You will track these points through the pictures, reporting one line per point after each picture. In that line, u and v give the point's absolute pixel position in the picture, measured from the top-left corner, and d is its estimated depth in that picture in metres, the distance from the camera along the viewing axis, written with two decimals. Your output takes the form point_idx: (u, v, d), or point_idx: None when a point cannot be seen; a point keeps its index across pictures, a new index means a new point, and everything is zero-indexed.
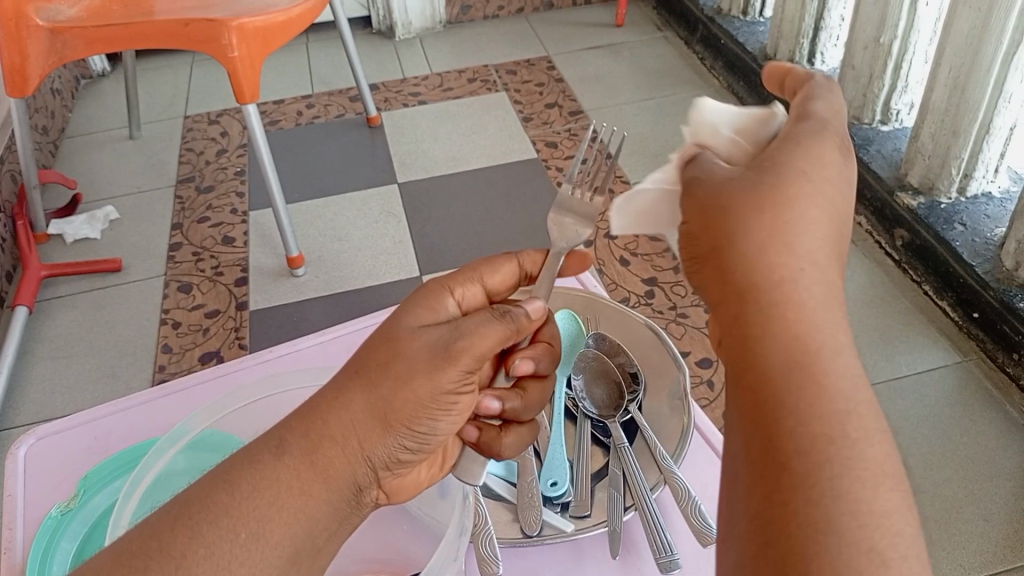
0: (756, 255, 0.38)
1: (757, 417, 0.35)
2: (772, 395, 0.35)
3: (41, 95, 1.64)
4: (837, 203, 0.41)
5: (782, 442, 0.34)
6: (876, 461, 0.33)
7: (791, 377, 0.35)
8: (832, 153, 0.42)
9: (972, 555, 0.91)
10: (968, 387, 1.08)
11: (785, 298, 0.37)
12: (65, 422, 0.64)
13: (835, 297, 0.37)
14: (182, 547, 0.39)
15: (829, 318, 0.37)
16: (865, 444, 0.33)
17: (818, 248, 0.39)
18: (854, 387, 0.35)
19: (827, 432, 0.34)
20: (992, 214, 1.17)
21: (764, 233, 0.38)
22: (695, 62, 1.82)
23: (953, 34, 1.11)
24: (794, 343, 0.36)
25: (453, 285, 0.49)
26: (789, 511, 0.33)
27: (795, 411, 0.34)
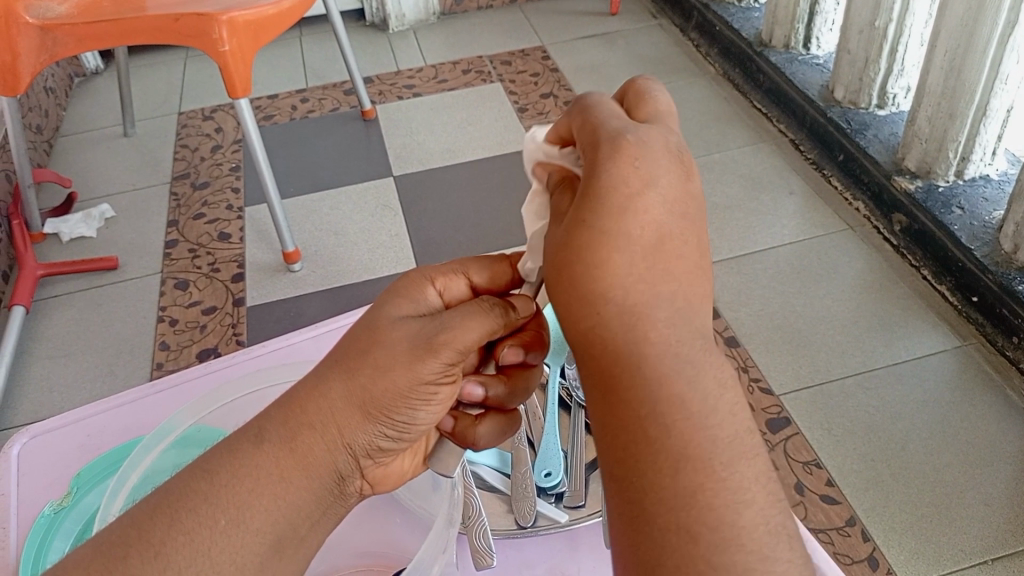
0: (578, 285, 0.39)
1: (602, 427, 0.38)
2: (609, 405, 0.38)
3: (35, 94, 1.63)
4: (676, 209, 0.40)
5: (619, 445, 0.37)
6: (693, 449, 0.36)
7: (617, 390, 0.38)
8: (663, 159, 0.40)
9: (973, 539, 0.90)
10: (966, 371, 1.08)
11: (601, 322, 0.38)
12: (58, 421, 0.64)
13: (664, 300, 0.38)
14: (165, 532, 0.41)
15: (655, 324, 0.38)
16: (680, 437, 0.36)
17: (641, 256, 0.38)
18: (675, 385, 0.37)
19: (645, 434, 0.36)
20: (990, 197, 1.16)
21: (582, 261, 0.39)
22: (691, 49, 1.81)
23: (949, 15, 1.10)
24: (618, 359, 0.38)
25: (436, 276, 0.50)
26: (628, 505, 0.36)
27: (624, 418, 0.37)
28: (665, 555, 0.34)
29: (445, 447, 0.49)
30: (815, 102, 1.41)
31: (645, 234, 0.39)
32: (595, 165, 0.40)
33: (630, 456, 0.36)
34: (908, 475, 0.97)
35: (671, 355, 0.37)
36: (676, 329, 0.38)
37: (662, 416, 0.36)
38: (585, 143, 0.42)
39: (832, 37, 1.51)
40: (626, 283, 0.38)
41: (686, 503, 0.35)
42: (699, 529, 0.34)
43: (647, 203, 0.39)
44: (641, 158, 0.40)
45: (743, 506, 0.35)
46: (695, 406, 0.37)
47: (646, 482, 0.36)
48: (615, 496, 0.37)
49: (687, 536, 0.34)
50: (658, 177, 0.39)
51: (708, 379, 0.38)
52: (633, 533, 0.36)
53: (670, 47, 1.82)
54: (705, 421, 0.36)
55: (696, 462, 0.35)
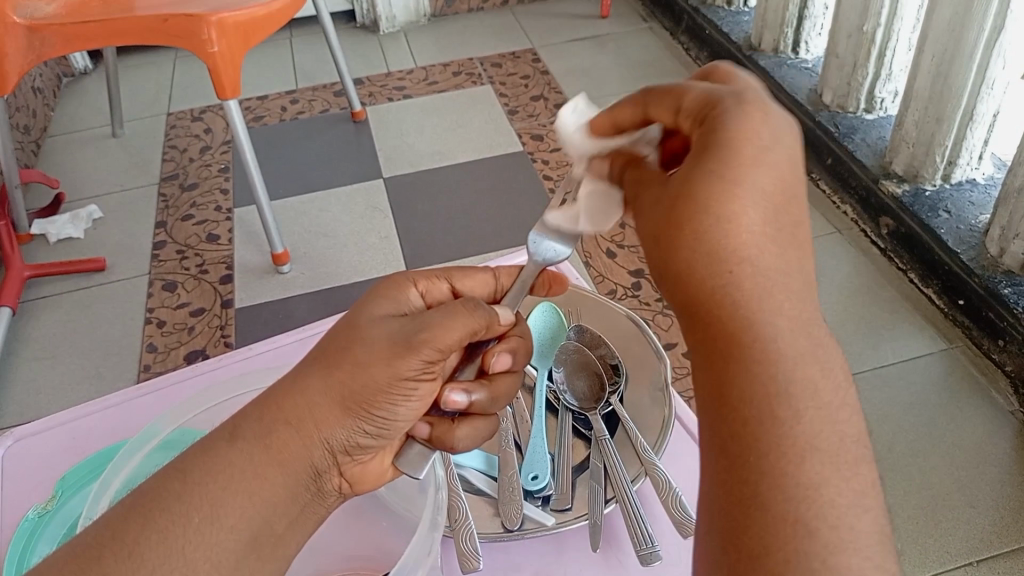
0: (705, 241, 0.39)
1: (717, 398, 0.38)
2: (728, 374, 0.37)
3: (22, 94, 1.62)
4: (791, 184, 0.40)
5: (737, 420, 0.37)
6: (820, 440, 0.36)
7: (741, 360, 0.37)
8: (788, 135, 0.41)
9: (960, 542, 0.91)
10: (953, 373, 1.09)
11: (735, 282, 0.38)
12: (42, 423, 0.64)
13: (793, 271, 0.39)
14: (138, 532, 0.40)
15: (786, 296, 0.38)
16: (810, 424, 0.36)
17: (769, 218, 0.39)
18: (807, 368, 0.37)
19: (774, 413, 0.36)
20: (976, 201, 1.17)
21: (709, 211, 0.39)
22: (680, 53, 1.81)
23: (935, 21, 1.11)
24: (746, 326, 0.38)
25: (418, 278, 0.52)
26: (740, 485, 0.36)
27: (749, 391, 0.36)
28: (776, 544, 0.34)
29: (417, 447, 0.49)
30: (803, 106, 1.42)
31: (773, 189, 0.39)
32: (720, 116, 0.41)
33: (749, 433, 0.36)
34: (895, 478, 0.98)
35: (800, 336, 0.38)
36: (805, 306, 0.39)
37: (792, 399, 0.36)
38: (695, 104, 0.43)
39: (820, 42, 1.52)
40: (751, 241, 0.39)
41: (806, 495, 0.34)
42: (816, 524, 0.34)
43: (775, 156, 0.40)
44: (764, 113, 0.41)
45: (861, 510, 0.35)
46: (825, 395, 0.37)
47: (765, 463, 0.35)
48: (722, 473, 0.37)
49: (803, 530, 0.34)
50: (781, 132, 0.41)
51: (837, 369, 0.38)
52: (743, 513, 0.35)
53: (659, 51, 1.82)
54: (833, 415, 0.36)
55: (821, 454, 0.35)
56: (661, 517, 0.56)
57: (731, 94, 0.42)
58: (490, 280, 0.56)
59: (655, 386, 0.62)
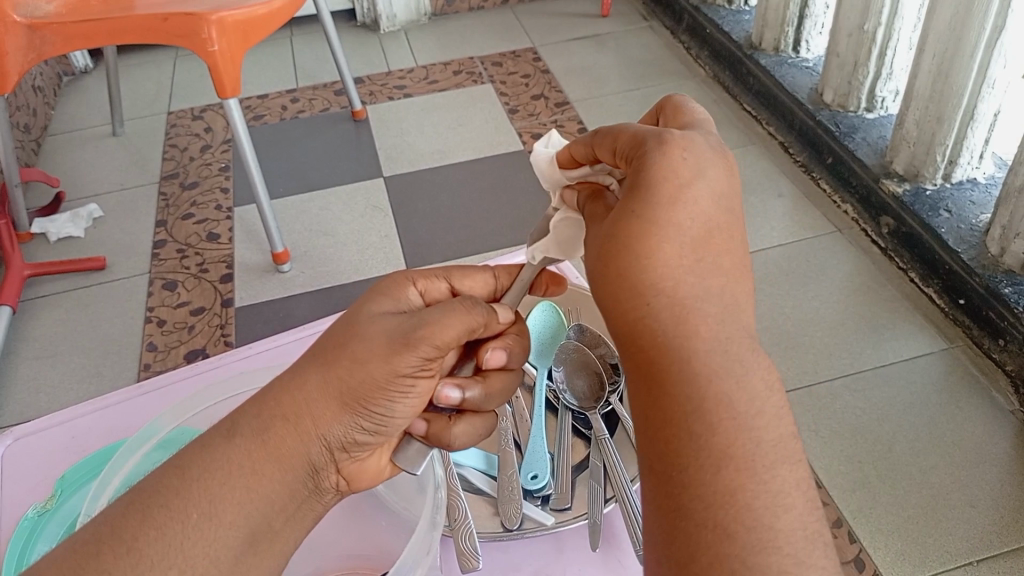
0: (626, 278, 0.40)
1: (645, 419, 0.39)
2: (652, 397, 0.39)
3: (23, 93, 1.62)
4: (715, 214, 0.41)
5: (661, 438, 0.38)
6: (736, 449, 0.37)
7: (663, 383, 0.38)
8: (714, 170, 0.42)
9: (960, 541, 0.91)
10: (953, 373, 1.08)
11: (654, 309, 0.39)
12: (42, 422, 0.64)
13: (716, 293, 0.40)
14: (137, 528, 0.40)
15: (705, 320, 0.39)
16: (725, 436, 0.37)
17: (689, 247, 0.40)
18: (723, 383, 0.38)
19: (690, 429, 0.37)
20: (977, 200, 1.17)
21: (632, 253, 0.40)
22: (681, 52, 1.81)
23: (936, 20, 1.11)
24: (665, 350, 0.39)
25: (417, 277, 0.52)
26: (666, 499, 0.37)
27: (670, 411, 0.38)
28: (696, 552, 0.35)
29: (414, 445, 0.49)
30: (804, 104, 1.42)
31: (690, 225, 0.40)
32: (647, 156, 0.42)
33: (672, 451, 0.37)
34: (895, 477, 0.98)
35: (717, 353, 0.39)
36: (727, 328, 0.39)
37: (713, 414, 0.37)
38: (626, 145, 0.44)
39: (821, 41, 1.52)
40: (675, 270, 0.40)
41: (723, 502, 0.36)
42: (733, 528, 0.35)
43: (696, 191, 0.41)
44: (687, 149, 0.42)
45: (784, 509, 0.36)
46: (747, 405, 0.38)
47: (687, 476, 0.37)
48: (652, 488, 0.38)
49: (722, 534, 0.35)
50: (704, 169, 0.42)
51: (760, 380, 0.39)
52: (670, 525, 0.37)
53: (660, 50, 1.82)
54: (751, 425, 0.37)
55: (740, 462, 0.36)
56: None
57: (657, 133, 0.43)
58: (489, 279, 0.56)
59: None
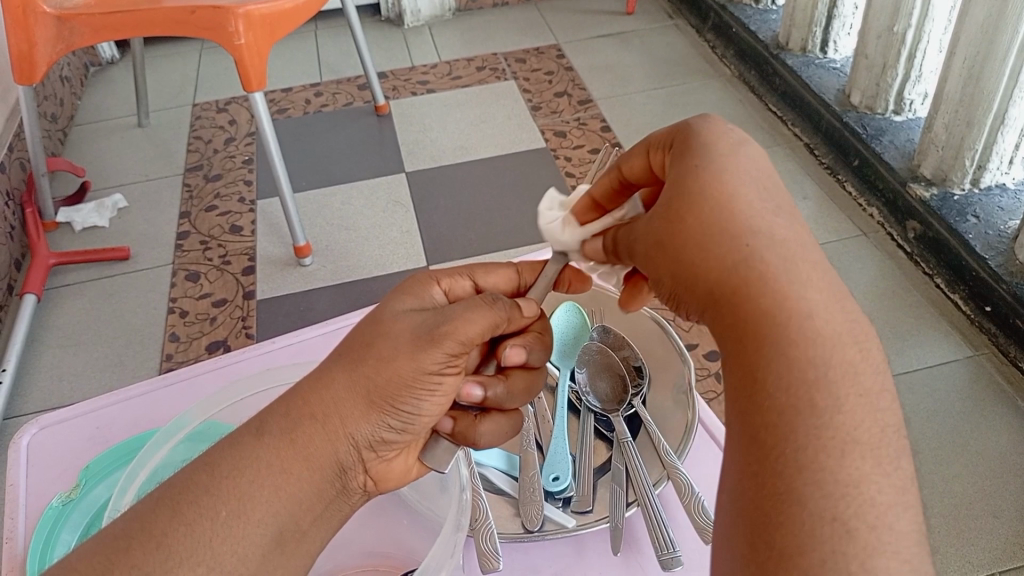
0: (711, 228, 0.40)
1: (745, 386, 0.36)
2: (760, 358, 0.36)
3: (50, 83, 1.64)
4: (772, 178, 0.43)
5: (772, 408, 0.35)
6: (861, 432, 0.33)
7: (771, 342, 0.36)
8: (758, 142, 0.46)
9: (981, 552, 0.90)
10: (978, 382, 1.07)
11: (751, 258, 0.38)
12: (67, 412, 0.65)
13: (805, 246, 0.39)
14: (167, 524, 0.40)
15: (812, 270, 0.38)
16: (850, 412, 0.34)
17: (763, 201, 0.41)
18: (845, 350, 0.35)
19: (811, 400, 0.34)
20: (1006, 206, 1.15)
21: (710, 202, 0.41)
22: (706, 51, 1.80)
23: (969, 21, 1.09)
24: (777, 302, 0.37)
25: (441, 276, 0.52)
26: (771, 478, 0.33)
27: (784, 374, 0.35)
28: (813, 544, 0.31)
29: (442, 444, 0.49)
30: (831, 106, 1.40)
31: (760, 181, 0.42)
32: (691, 127, 0.46)
33: (779, 418, 0.34)
34: (917, 485, 0.97)
35: (829, 309, 0.37)
36: (830, 281, 0.38)
37: (831, 385, 0.34)
38: (662, 135, 0.47)
39: (848, 41, 1.50)
40: (760, 220, 0.40)
41: (846, 491, 0.32)
42: (855, 524, 0.31)
43: (750, 153, 0.44)
44: (730, 126, 0.46)
45: (902, 509, 0.32)
46: (865, 378, 0.35)
47: (803, 456, 0.33)
48: (753, 464, 0.34)
49: (840, 529, 0.31)
50: (750, 140, 0.45)
51: (873, 350, 0.36)
52: (778, 511, 0.33)
53: (685, 49, 1.81)
54: (873, 403, 0.34)
55: (863, 446, 0.33)
56: (682, 521, 0.55)
57: (694, 118, 0.46)
58: (513, 275, 0.56)
59: (678, 389, 0.61)
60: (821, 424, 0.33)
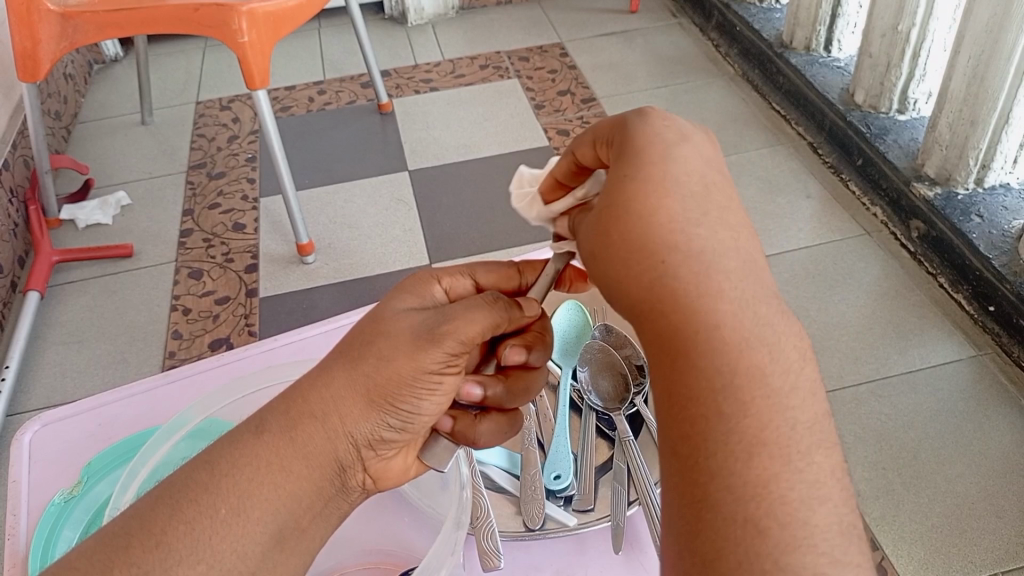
0: (633, 239, 0.38)
1: (666, 395, 0.36)
2: (677, 373, 0.36)
3: (54, 80, 1.64)
4: (707, 175, 0.41)
5: (686, 419, 0.35)
6: (769, 434, 0.34)
7: (688, 356, 0.36)
8: (697, 136, 0.43)
9: (984, 552, 0.89)
10: (980, 381, 1.07)
11: (669, 271, 0.37)
12: (70, 409, 0.65)
13: (729, 251, 0.37)
14: (167, 521, 0.40)
15: (725, 276, 0.37)
16: (758, 416, 0.34)
17: (693, 203, 0.39)
18: (754, 355, 0.35)
19: (720, 409, 0.34)
20: (1010, 206, 1.15)
21: (632, 213, 0.38)
22: (710, 50, 1.79)
23: (974, 20, 1.08)
24: (691, 314, 0.36)
25: (442, 275, 0.52)
26: (692, 486, 0.34)
27: (696, 387, 0.35)
28: (726, 547, 0.32)
29: (441, 442, 0.49)
30: (835, 105, 1.40)
31: (691, 181, 0.40)
32: (628, 125, 0.43)
33: (698, 432, 0.35)
34: (919, 485, 0.97)
35: (745, 314, 0.36)
36: (746, 287, 0.37)
37: (737, 393, 0.35)
38: (606, 126, 0.45)
39: (853, 40, 1.49)
40: (684, 229, 0.38)
41: (757, 493, 0.33)
42: (767, 523, 0.32)
43: (685, 153, 0.41)
44: (668, 122, 0.43)
45: (817, 502, 0.33)
46: (775, 382, 0.35)
47: (713, 464, 0.34)
48: (674, 474, 0.35)
49: (754, 529, 0.32)
50: (687, 135, 0.42)
51: (788, 350, 0.37)
52: (696, 517, 0.34)
53: (689, 47, 1.81)
54: (784, 403, 0.35)
55: (771, 448, 0.34)
56: None
57: (631, 114, 0.44)
58: (515, 273, 0.55)
59: None
60: (731, 433, 0.34)
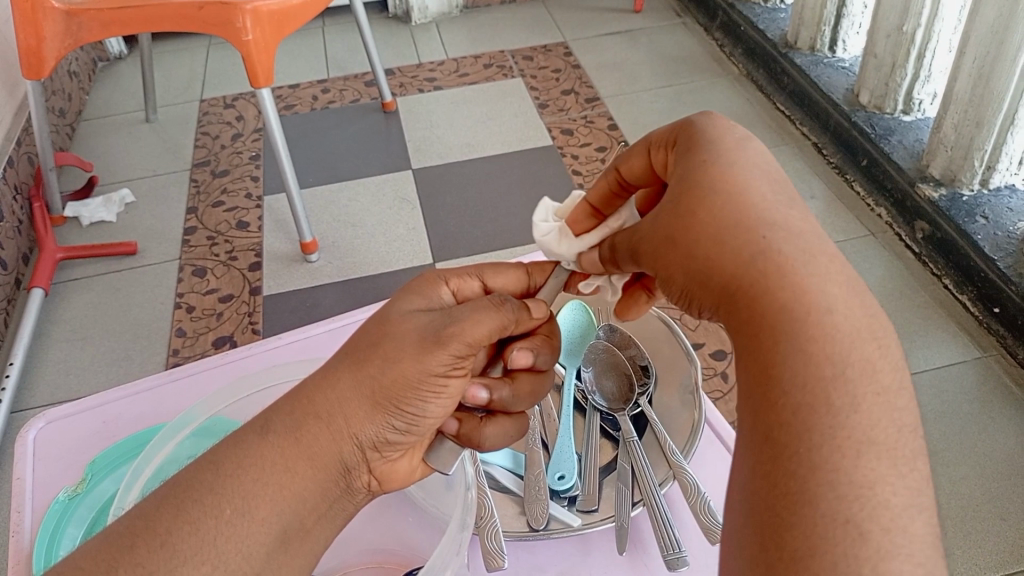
0: (718, 220, 0.39)
1: (762, 380, 0.35)
2: (775, 353, 0.35)
3: (58, 77, 1.64)
4: (780, 171, 0.43)
5: (785, 404, 0.33)
6: (879, 432, 0.32)
7: (789, 338, 0.34)
8: (762, 140, 0.46)
9: (988, 554, 0.89)
10: (985, 383, 1.06)
11: (766, 248, 0.37)
12: (75, 406, 0.65)
13: (820, 238, 0.38)
14: (172, 522, 0.40)
15: (832, 267, 0.37)
16: (869, 412, 0.32)
17: (773, 192, 0.41)
18: (863, 346, 0.34)
19: (829, 398, 0.32)
20: (1015, 207, 1.14)
21: (716, 195, 0.40)
22: (715, 49, 1.79)
23: (979, 21, 1.08)
24: (794, 297, 0.35)
25: (450, 276, 0.52)
26: (782, 478, 0.32)
27: (801, 372, 0.33)
28: (824, 547, 0.29)
29: (446, 444, 0.49)
30: (839, 105, 1.40)
31: (768, 172, 0.42)
32: (696, 121, 0.46)
33: (795, 415, 0.33)
34: None
35: (847, 301, 0.36)
36: (845, 274, 0.37)
37: (851, 382, 0.33)
38: (660, 137, 0.47)
39: (857, 41, 1.49)
40: (773, 213, 0.39)
41: (858, 494, 0.30)
42: (869, 527, 0.29)
43: (757, 147, 0.43)
44: (734, 123, 0.46)
45: (916, 512, 0.30)
46: (884, 377, 0.33)
47: (817, 455, 0.31)
48: (766, 464, 0.33)
49: (854, 532, 0.29)
50: (755, 134, 0.45)
51: (892, 350, 0.35)
52: (739, 516, 0.33)
53: (693, 47, 1.80)
54: (893, 402, 0.33)
55: (880, 447, 0.31)
56: (688, 521, 0.55)
57: (698, 112, 0.47)
58: (522, 275, 0.56)
59: (685, 388, 0.61)
60: (836, 423, 0.32)
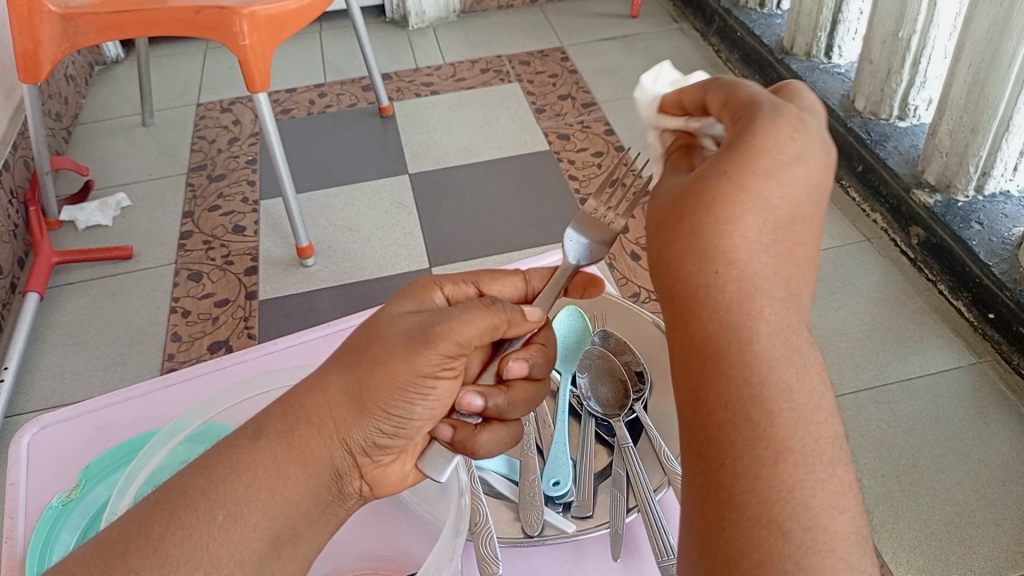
0: (701, 239, 0.40)
1: (693, 401, 0.38)
2: (705, 380, 0.37)
3: (54, 81, 1.64)
4: (799, 203, 0.42)
5: (711, 424, 0.37)
6: (794, 443, 0.35)
7: (719, 364, 0.37)
8: (817, 158, 0.43)
9: (983, 560, 0.89)
10: (980, 389, 1.07)
11: (717, 282, 0.39)
12: (68, 412, 0.65)
13: (778, 280, 0.39)
14: (165, 528, 0.40)
15: (769, 302, 0.38)
16: (785, 427, 0.36)
17: (770, 227, 0.40)
18: (782, 371, 0.37)
19: (747, 415, 0.36)
20: (1010, 213, 1.15)
21: (708, 213, 0.40)
22: (711, 55, 1.80)
23: (974, 28, 1.08)
24: (731, 328, 0.38)
25: (444, 282, 0.52)
26: (715, 488, 0.36)
27: (723, 394, 0.37)
28: (747, 548, 0.34)
29: (436, 447, 0.48)
30: (835, 111, 1.40)
31: (780, 207, 0.41)
32: (757, 117, 0.43)
33: (724, 437, 0.36)
34: (918, 493, 0.96)
35: (778, 339, 0.38)
36: (786, 314, 0.38)
37: (766, 401, 0.36)
38: (739, 104, 0.46)
39: (853, 47, 1.50)
40: (751, 248, 0.39)
41: (779, 497, 0.34)
42: (789, 525, 0.34)
43: (794, 175, 0.42)
44: (797, 131, 0.43)
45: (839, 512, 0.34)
46: (800, 397, 0.36)
47: (740, 467, 0.35)
48: (698, 476, 0.37)
49: (777, 531, 0.34)
50: (804, 157, 0.43)
51: (812, 373, 0.38)
52: (718, 518, 0.35)
53: (690, 53, 1.81)
54: (808, 417, 0.36)
55: (795, 456, 0.35)
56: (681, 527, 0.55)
57: (772, 105, 0.44)
58: (520, 283, 0.55)
59: None
60: (756, 441, 0.35)
